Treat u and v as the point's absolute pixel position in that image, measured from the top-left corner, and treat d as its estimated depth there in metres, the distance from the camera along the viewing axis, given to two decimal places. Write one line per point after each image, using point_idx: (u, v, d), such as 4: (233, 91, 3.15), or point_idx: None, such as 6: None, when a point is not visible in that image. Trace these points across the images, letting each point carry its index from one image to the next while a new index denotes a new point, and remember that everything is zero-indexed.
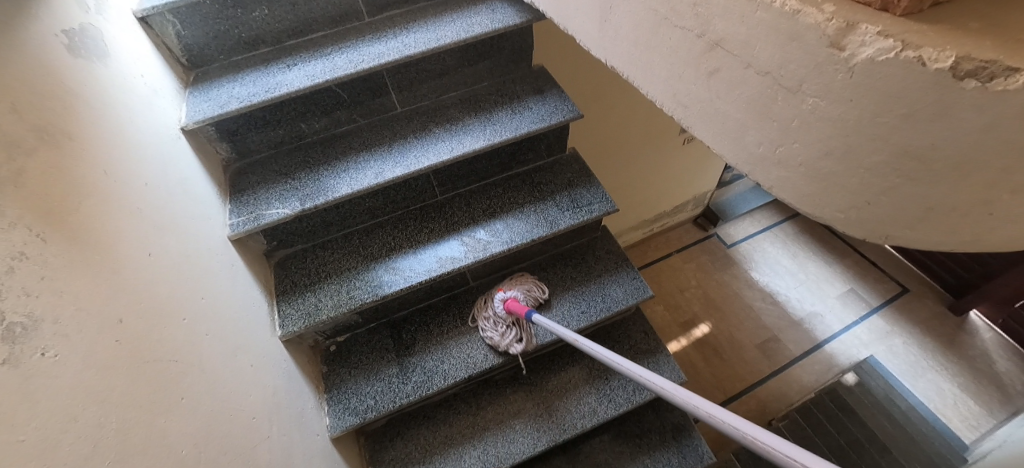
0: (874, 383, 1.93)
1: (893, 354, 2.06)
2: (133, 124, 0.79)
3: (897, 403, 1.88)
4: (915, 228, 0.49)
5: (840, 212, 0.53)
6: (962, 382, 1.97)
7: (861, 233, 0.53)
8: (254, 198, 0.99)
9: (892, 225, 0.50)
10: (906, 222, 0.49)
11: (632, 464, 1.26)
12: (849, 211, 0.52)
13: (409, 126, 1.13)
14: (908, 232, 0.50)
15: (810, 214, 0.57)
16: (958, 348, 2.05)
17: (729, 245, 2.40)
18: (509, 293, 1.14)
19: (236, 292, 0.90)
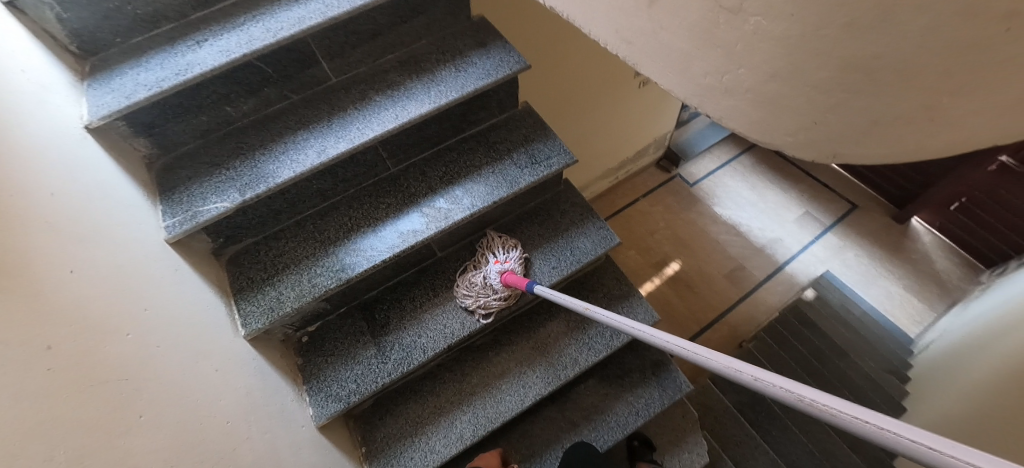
0: (831, 296, 2.51)
1: (847, 266, 2.65)
2: (29, 123, 0.67)
3: (852, 311, 2.47)
4: (860, 143, 0.47)
5: (790, 136, 0.50)
6: (908, 283, 2.58)
7: (810, 154, 0.51)
8: (188, 197, 0.91)
9: (837, 142, 0.48)
10: (851, 137, 0.47)
11: (618, 404, 1.27)
12: (798, 133, 0.49)
13: (347, 97, 1.02)
14: (854, 148, 0.48)
15: (759, 141, 0.53)
16: (904, 253, 2.66)
17: (692, 183, 2.96)
18: (504, 264, 1.09)
19: (187, 295, 0.82)
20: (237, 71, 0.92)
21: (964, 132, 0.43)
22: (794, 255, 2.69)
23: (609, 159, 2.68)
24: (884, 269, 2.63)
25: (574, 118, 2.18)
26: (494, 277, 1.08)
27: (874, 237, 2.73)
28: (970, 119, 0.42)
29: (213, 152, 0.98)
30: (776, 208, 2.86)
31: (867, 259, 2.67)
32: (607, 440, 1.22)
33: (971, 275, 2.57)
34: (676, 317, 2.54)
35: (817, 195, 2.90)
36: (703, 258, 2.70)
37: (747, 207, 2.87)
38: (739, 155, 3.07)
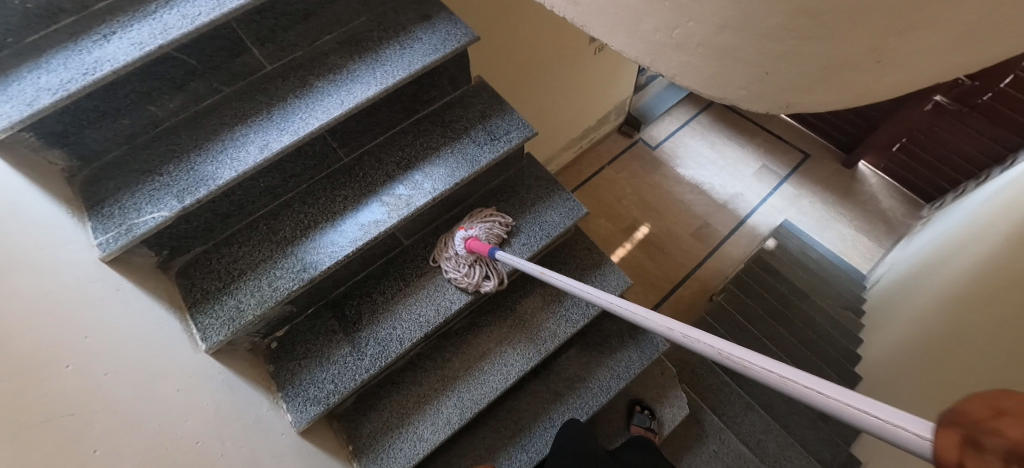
0: (790, 243, 2.63)
1: (803, 214, 2.78)
2: None
3: (810, 254, 2.60)
4: (812, 91, 0.47)
5: (743, 89, 0.49)
6: (859, 224, 2.74)
7: (765, 106, 0.51)
8: (120, 209, 0.84)
9: (790, 91, 0.48)
10: (803, 86, 0.47)
11: (601, 370, 1.29)
12: (751, 86, 0.49)
13: (286, 85, 0.95)
14: (808, 96, 0.48)
15: (713, 97, 0.53)
16: (854, 196, 2.81)
17: (654, 147, 3.00)
18: (469, 231, 1.08)
19: (133, 315, 0.76)
20: (157, 64, 0.84)
21: (909, 72, 0.44)
22: (755, 207, 2.79)
23: (571, 130, 2.67)
24: (837, 213, 2.77)
25: (532, 91, 2.14)
26: (459, 244, 1.08)
27: (827, 183, 2.86)
28: (915, 58, 0.42)
29: (142, 157, 0.90)
30: (735, 164, 2.94)
31: (821, 205, 2.80)
32: (592, 406, 1.25)
33: (914, 211, 2.75)
34: (649, 279, 2.60)
35: (772, 148, 2.99)
36: (670, 219, 2.77)
37: (708, 165, 2.94)
38: (697, 115, 3.13)
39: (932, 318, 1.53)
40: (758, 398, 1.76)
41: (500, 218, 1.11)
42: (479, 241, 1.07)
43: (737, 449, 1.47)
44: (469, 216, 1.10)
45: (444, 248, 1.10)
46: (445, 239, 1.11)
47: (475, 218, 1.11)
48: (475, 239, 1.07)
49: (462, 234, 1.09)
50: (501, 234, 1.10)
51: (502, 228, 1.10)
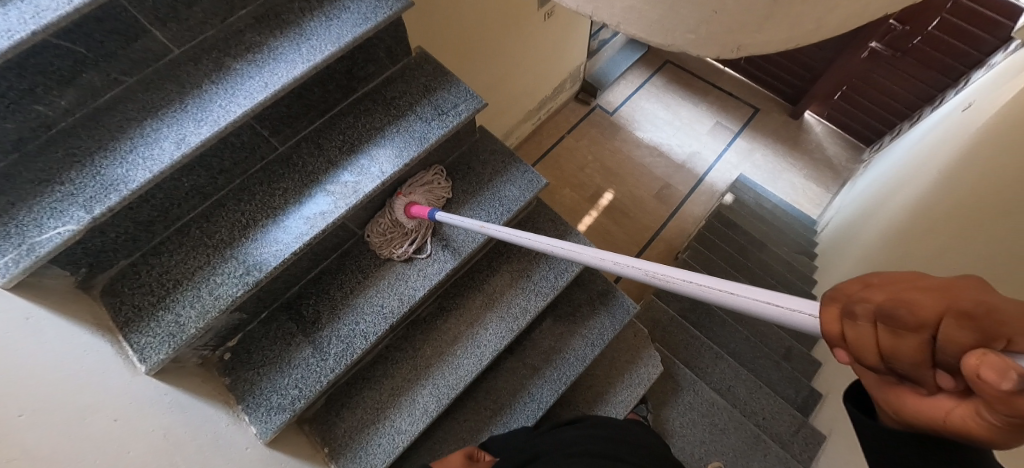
0: (747, 196, 2.72)
1: (756, 167, 2.87)
2: None
3: (765, 205, 2.70)
4: (762, 28, 0.39)
5: (691, 34, 0.40)
6: (807, 172, 2.85)
7: (713, 51, 0.42)
8: (15, 225, 0.73)
9: (741, 32, 0.40)
10: (754, 23, 0.39)
11: (575, 340, 1.29)
12: (701, 29, 0.39)
13: (199, 71, 0.85)
14: (757, 36, 0.40)
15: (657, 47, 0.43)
16: (802, 145, 2.91)
17: (611, 112, 2.99)
18: (409, 197, 1.03)
19: (58, 340, 0.67)
20: (32, 55, 0.71)
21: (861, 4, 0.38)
22: (711, 164, 2.86)
23: (527, 101, 2.60)
24: (788, 164, 2.87)
25: (483, 63, 2.06)
26: (399, 210, 1.03)
27: (777, 135, 2.95)
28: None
29: (35, 166, 0.78)
30: (690, 123, 2.98)
31: (773, 156, 2.89)
32: (570, 375, 1.25)
33: (855, 155, 2.89)
34: (616, 244, 2.63)
35: (725, 105, 3.05)
36: (632, 183, 2.79)
37: (665, 127, 2.96)
38: (651, 77, 3.13)
39: (875, 255, 1.61)
40: (726, 347, 1.84)
41: (441, 181, 1.08)
42: (418, 206, 1.03)
43: (711, 399, 1.53)
44: (406, 181, 1.04)
45: (383, 219, 1.03)
46: (383, 209, 1.04)
47: (410, 180, 1.05)
48: (415, 204, 1.03)
49: (402, 201, 1.03)
50: (442, 197, 1.07)
51: (444, 191, 1.07)
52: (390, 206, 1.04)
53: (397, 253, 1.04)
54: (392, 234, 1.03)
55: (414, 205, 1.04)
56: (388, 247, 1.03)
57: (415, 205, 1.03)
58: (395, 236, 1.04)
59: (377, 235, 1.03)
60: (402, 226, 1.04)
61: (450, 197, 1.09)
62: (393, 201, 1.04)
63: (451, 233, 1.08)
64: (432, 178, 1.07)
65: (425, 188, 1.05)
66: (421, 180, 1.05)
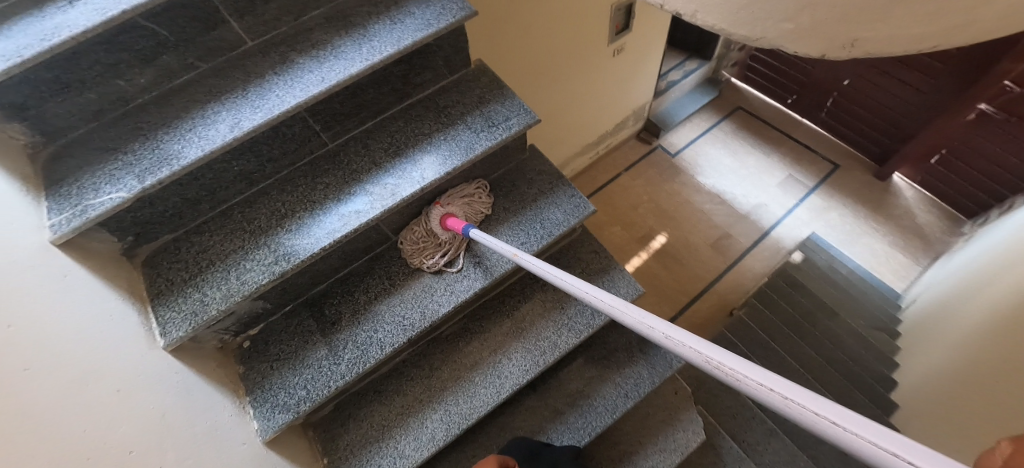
0: (817, 257, 2.47)
1: (832, 227, 2.60)
2: None
3: (839, 269, 2.43)
4: (889, 15, 0.30)
5: (788, 23, 0.33)
6: (893, 239, 2.54)
7: (818, 47, 0.34)
8: (78, 187, 0.77)
9: (856, 21, 0.31)
10: (878, 9, 0.30)
11: (606, 387, 1.17)
12: (802, 16, 0.32)
13: (265, 62, 0.88)
14: (879, 28, 0.31)
15: (745, 40, 0.36)
16: (888, 210, 2.62)
17: (674, 154, 2.87)
18: (446, 209, 1.00)
19: (83, 305, 0.68)
20: (123, 32, 0.77)
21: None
22: (779, 219, 2.63)
23: (586, 134, 2.56)
24: (870, 228, 2.58)
25: (545, 92, 2.06)
26: (434, 221, 0.99)
27: (859, 196, 2.68)
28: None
29: (109, 134, 0.83)
30: (759, 173, 2.79)
31: (852, 218, 2.62)
32: (596, 427, 1.12)
33: (953, 227, 2.54)
34: (664, 290, 2.46)
35: (800, 157, 2.83)
36: (688, 229, 2.62)
37: (730, 174, 2.79)
38: (719, 122, 2.99)
39: (975, 342, 1.36)
40: (781, 425, 1.60)
41: (482, 195, 1.03)
42: (454, 219, 0.99)
43: None
44: (447, 192, 1.00)
45: (417, 228, 1.00)
46: (419, 217, 1.01)
47: (450, 190, 1.01)
48: (451, 216, 0.99)
49: (439, 210, 0.99)
50: (481, 212, 1.02)
51: (484, 205, 1.02)
52: (426, 215, 1.00)
53: (426, 264, 1.00)
54: (425, 243, 1.00)
55: (450, 218, 1.00)
56: (420, 257, 1.00)
57: (451, 217, 0.99)
58: (428, 246, 1.00)
59: (411, 243, 1.00)
60: (437, 236, 1.00)
61: (489, 213, 1.04)
62: (430, 209, 1.01)
63: (486, 252, 1.02)
64: (473, 191, 1.03)
65: (464, 200, 1.01)
66: (461, 192, 1.02)
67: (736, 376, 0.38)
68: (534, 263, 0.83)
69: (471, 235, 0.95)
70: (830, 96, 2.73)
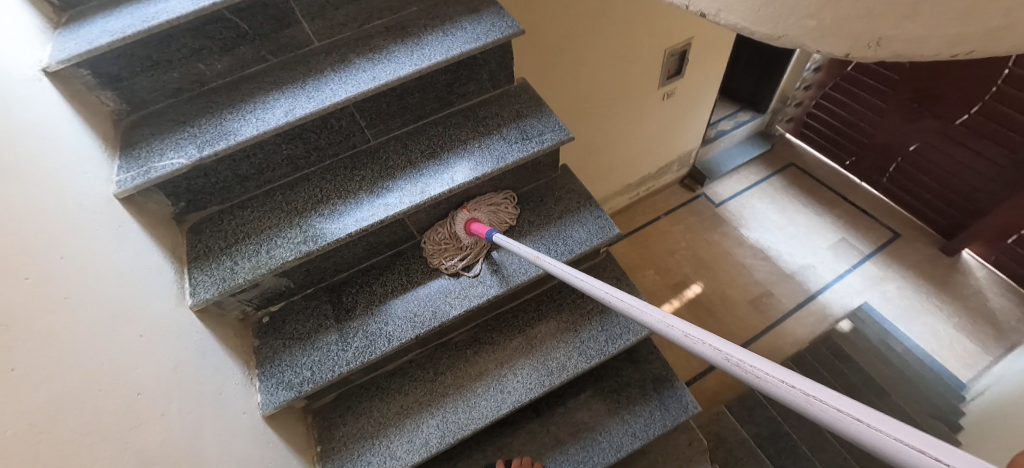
0: (868, 329, 2.28)
1: (888, 299, 2.40)
2: None
3: (893, 347, 2.23)
4: (917, 13, 0.29)
5: (811, 19, 0.32)
6: (959, 322, 2.31)
7: (842, 46, 0.33)
8: (146, 151, 0.86)
9: (881, 17, 0.31)
10: (904, 5, 0.29)
11: (612, 422, 1.10)
12: (824, 13, 0.32)
13: (326, 60, 0.96)
14: (907, 26, 0.30)
15: (768, 39, 0.36)
16: (954, 288, 2.40)
17: (718, 203, 2.80)
18: (472, 213, 1.01)
19: (124, 256, 0.75)
20: (209, 22, 0.86)
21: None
22: (828, 284, 2.47)
23: (628, 174, 2.56)
24: (931, 306, 2.37)
25: (590, 127, 2.09)
26: (459, 224, 1.01)
27: (921, 270, 2.47)
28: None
29: (183, 110, 0.93)
30: (809, 233, 2.66)
31: (911, 292, 2.42)
32: (597, 463, 1.06)
33: None
34: None
35: (855, 222, 2.68)
36: (726, 282, 2.51)
37: (776, 230, 2.67)
38: (769, 176, 2.91)
39: None
40: None
41: (507, 204, 1.05)
42: (478, 224, 1.00)
43: None
44: (474, 198, 1.03)
45: (443, 229, 1.02)
46: (445, 219, 1.03)
47: (477, 198, 1.04)
48: (475, 221, 1.01)
49: (464, 214, 1.01)
50: (506, 221, 1.03)
51: (509, 215, 1.04)
52: (450, 218, 1.03)
53: (444, 265, 1.01)
54: (448, 244, 1.02)
55: (474, 223, 1.01)
56: (440, 258, 1.02)
57: (476, 222, 1.00)
58: (450, 247, 1.02)
59: (434, 243, 1.03)
60: (460, 239, 1.02)
61: (514, 222, 1.05)
62: (455, 213, 1.03)
63: (507, 261, 1.03)
64: (499, 201, 1.04)
65: (490, 208, 1.03)
66: (488, 201, 1.04)
67: (759, 374, 0.37)
68: (556, 264, 0.80)
69: (494, 239, 0.95)
70: (893, 162, 2.58)
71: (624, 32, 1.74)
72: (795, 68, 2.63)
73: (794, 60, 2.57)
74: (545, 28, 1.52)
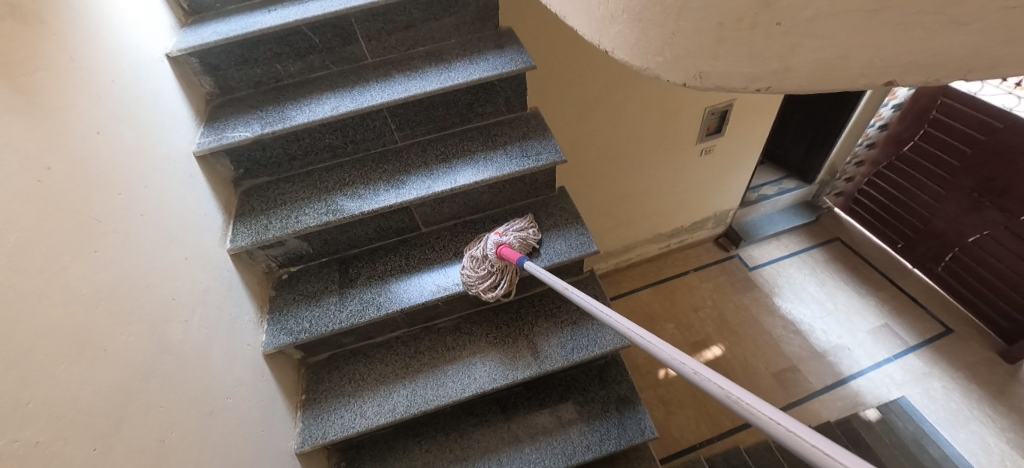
0: (901, 425, 2.12)
1: (930, 398, 2.21)
2: (114, 43, 0.89)
3: (929, 450, 2.04)
4: (718, 55, 0.44)
5: (657, 57, 0.48)
6: (1014, 437, 2.07)
7: (678, 76, 0.48)
8: (223, 125, 1.10)
9: (699, 57, 0.45)
10: (707, 48, 0.44)
11: (570, 431, 1.16)
12: (664, 52, 0.47)
13: (373, 73, 1.18)
14: (714, 63, 0.45)
15: (642, 71, 0.51)
16: (1010, 399, 2.17)
17: (751, 267, 2.77)
18: (503, 238, 1.09)
19: (189, 199, 0.96)
20: (290, 36, 1.11)
21: (827, 48, 0.40)
22: (862, 369, 2.33)
23: (659, 223, 2.63)
24: (981, 413, 2.14)
25: (621, 172, 2.20)
26: (491, 248, 1.07)
27: (972, 372, 2.26)
28: (826, 28, 0.39)
29: (254, 98, 1.17)
30: (847, 312, 2.55)
31: (958, 394, 2.21)
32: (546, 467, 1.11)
33: None
34: None
35: (900, 309, 2.54)
36: (748, 348, 2.45)
37: (811, 303, 2.59)
38: (810, 248, 2.85)
39: None
40: None
41: (530, 230, 1.14)
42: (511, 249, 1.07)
43: None
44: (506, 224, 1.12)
45: (475, 249, 1.10)
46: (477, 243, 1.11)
47: (511, 227, 1.13)
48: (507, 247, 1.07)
49: (496, 238, 1.09)
50: (529, 244, 1.12)
51: (531, 239, 1.12)
52: (485, 241, 1.11)
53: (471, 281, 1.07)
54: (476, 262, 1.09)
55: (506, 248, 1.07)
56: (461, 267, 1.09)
57: (507, 247, 1.07)
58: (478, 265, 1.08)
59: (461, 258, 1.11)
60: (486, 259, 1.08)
61: (534, 246, 1.13)
62: (488, 237, 1.12)
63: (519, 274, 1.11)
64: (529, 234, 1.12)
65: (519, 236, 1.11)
66: (520, 231, 1.13)
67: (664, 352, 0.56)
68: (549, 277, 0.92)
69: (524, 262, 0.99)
70: (949, 251, 2.43)
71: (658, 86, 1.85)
72: (844, 143, 2.62)
73: (844, 135, 2.57)
74: (570, 80, 1.69)
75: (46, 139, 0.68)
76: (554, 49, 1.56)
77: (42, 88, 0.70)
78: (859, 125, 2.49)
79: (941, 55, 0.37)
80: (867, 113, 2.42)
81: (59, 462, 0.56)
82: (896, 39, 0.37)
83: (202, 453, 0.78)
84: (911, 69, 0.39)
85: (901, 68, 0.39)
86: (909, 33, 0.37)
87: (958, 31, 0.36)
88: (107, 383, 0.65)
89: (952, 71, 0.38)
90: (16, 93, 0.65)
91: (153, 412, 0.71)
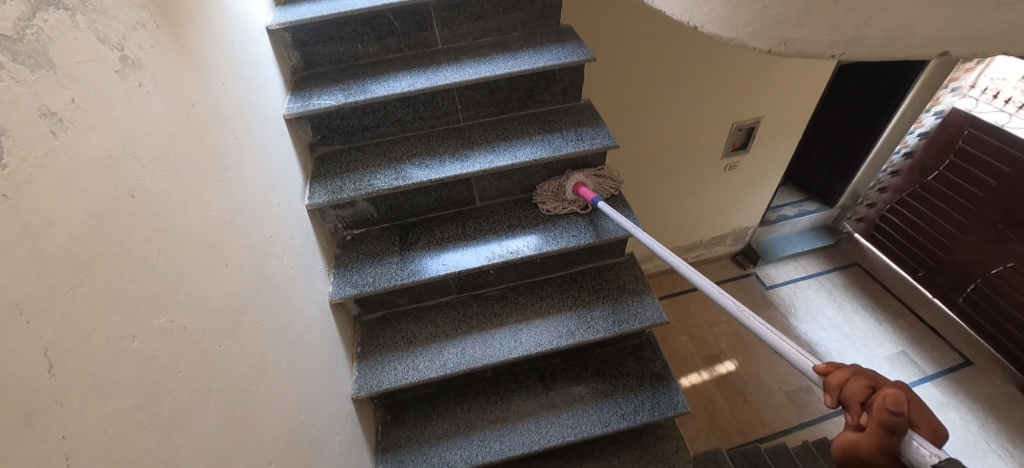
0: None
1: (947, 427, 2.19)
2: (235, 11, 1.01)
3: None
4: (803, 24, 0.59)
5: (749, 27, 0.64)
6: None
7: (765, 43, 0.63)
8: (309, 94, 1.21)
9: (786, 26, 0.60)
10: (793, 19, 0.59)
11: (605, 401, 1.22)
12: (756, 22, 0.63)
13: (446, 57, 1.29)
14: (799, 31, 0.59)
15: (731, 41, 0.67)
16: None
17: (768, 285, 2.80)
18: (582, 178, 1.25)
19: (280, 154, 1.07)
20: (378, 18, 1.23)
21: (895, 20, 0.53)
22: None
23: (680, 235, 2.68)
24: (1000, 448, 2.11)
25: (653, 178, 2.28)
26: (569, 186, 1.24)
27: (992, 406, 2.24)
28: (893, 2, 0.52)
29: (336, 73, 1.29)
30: (864, 337, 2.54)
31: (977, 426, 2.18)
32: (583, 431, 1.17)
33: None
34: (719, 422, 2.23)
35: (920, 338, 2.52)
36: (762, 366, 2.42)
37: (828, 326, 2.59)
38: (829, 271, 2.86)
39: None
40: None
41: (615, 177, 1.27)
42: (586, 189, 1.23)
43: None
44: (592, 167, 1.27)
45: (560, 178, 1.28)
46: (563, 174, 1.28)
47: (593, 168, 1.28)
48: (583, 187, 1.23)
49: (576, 176, 1.25)
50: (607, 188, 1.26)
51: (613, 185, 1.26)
52: (567, 176, 1.27)
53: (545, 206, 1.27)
54: (557, 196, 1.27)
55: (582, 187, 1.24)
56: (548, 202, 1.27)
57: (583, 187, 1.23)
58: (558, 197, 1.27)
59: (542, 192, 1.28)
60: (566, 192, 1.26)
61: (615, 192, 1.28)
62: (571, 173, 1.28)
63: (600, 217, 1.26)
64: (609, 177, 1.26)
65: (598, 181, 1.25)
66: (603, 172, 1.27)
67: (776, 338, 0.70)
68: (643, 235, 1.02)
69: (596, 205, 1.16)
70: (972, 282, 2.45)
71: (697, 96, 1.94)
72: (868, 169, 2.65)
73: (871, 159, 2.59)
74: (617, 81, 1.79)
75: (190, 81, 0.78)
76: (607, 48, 1.66)
77: (189, 38, 0.81)
78: (885, 149, 2.51)
79: (989, 28, 0.47)
80: (893, 137, 2.46)
81: (198, 346, 0.65)
82: (952, 13, 0.49)
83: (286, 378, 0.86)
84: (962, 41, 0.50)
85: (954, 38, 0.50)
86: (963, 9, 0.48)
87: (1004, 10, 0.46)
88: (228, 292, 0.74)
89: (999, 46, 0.48)
90: (172, 39, 0.76)
91: (257, 329, 0.80)
